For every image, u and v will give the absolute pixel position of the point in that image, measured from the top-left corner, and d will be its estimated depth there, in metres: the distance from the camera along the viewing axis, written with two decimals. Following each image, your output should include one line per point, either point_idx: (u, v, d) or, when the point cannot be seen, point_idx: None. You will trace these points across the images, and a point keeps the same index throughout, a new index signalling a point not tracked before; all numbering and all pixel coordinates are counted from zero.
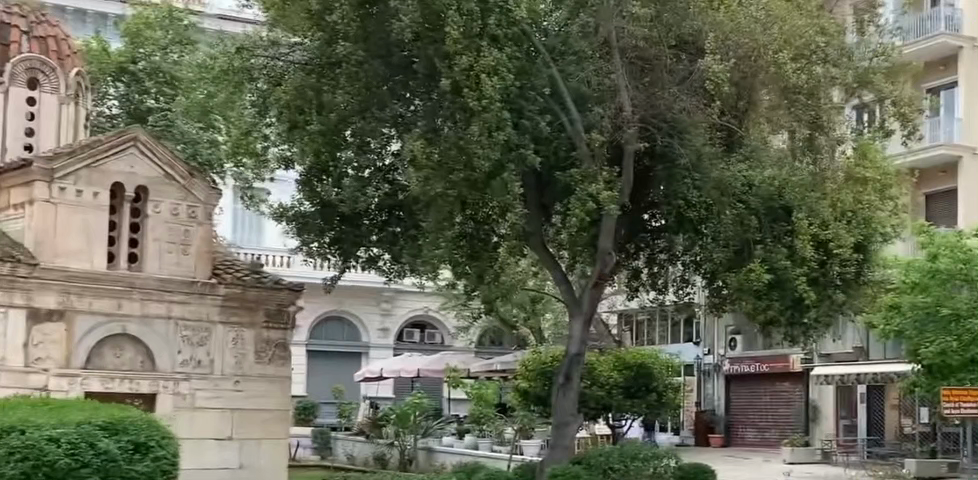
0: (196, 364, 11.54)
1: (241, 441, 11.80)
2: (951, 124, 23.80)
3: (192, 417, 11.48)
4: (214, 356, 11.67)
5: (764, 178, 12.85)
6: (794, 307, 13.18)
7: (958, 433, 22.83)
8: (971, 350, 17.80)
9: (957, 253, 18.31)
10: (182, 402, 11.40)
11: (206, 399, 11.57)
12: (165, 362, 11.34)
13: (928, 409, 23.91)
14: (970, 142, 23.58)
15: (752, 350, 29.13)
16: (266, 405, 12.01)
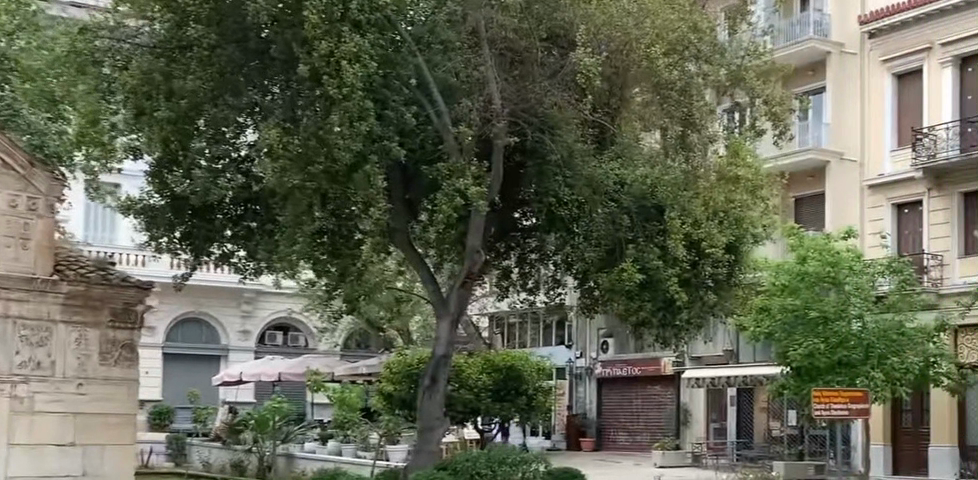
0: (36, 364, 11.60)
1: (84, 446, 11.96)
2: (819, 129, 24.01)
3: (30, 421, 11.57)
4: (55, 358, 11.75)
5: (636, 177, 12.87)
6: (666, 308, 13.29)
7: (826, 435, 23.04)
8: (838, 353, 18.11)
9: (825, 256, 18.50)
10: (20, 406, 11.47)
11: (46, 403, 11.66)
12: (2, 363, 11.35)
13: (796, 411, 24.11)
14: (837, 147, 23.77)
15: (624, 353, 29.05)
16: (109, 408, 12.18)
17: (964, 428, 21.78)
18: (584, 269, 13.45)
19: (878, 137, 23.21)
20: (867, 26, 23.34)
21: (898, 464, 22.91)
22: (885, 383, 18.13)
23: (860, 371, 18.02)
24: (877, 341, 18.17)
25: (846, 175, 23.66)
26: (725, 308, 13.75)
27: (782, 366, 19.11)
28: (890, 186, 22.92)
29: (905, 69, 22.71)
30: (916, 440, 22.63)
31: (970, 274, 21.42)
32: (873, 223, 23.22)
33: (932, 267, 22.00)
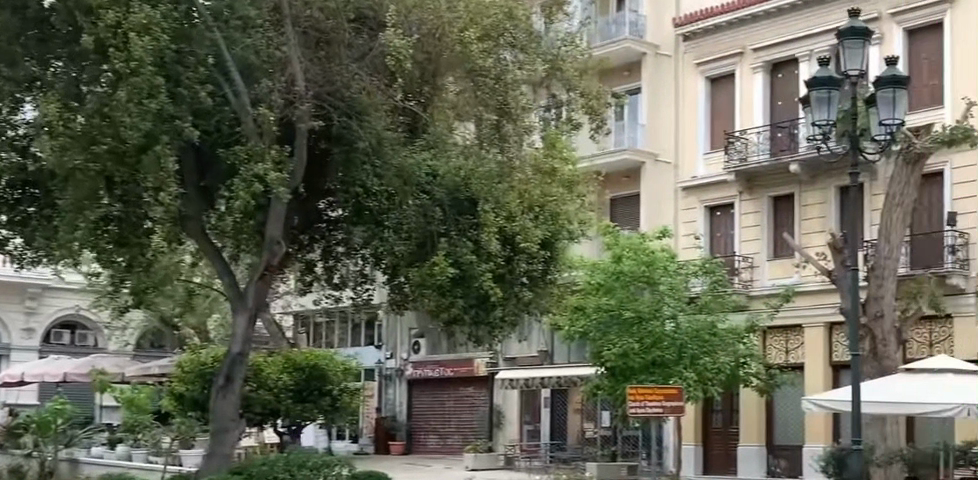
0: None
1: None
2: (635, 131, 24.08)
3: None
4: None
5: (449, 169, 12.83)
6: (479, 305, 13.12)
7: (638, 436, 23.04)
8: (652, 353, 18.03)
9: (640, 255, 18.40)
10: None
11: None
12: None
13: (610, 412, 24.00)
14: (653, 148, 23.88)
15: (435, 354, 28.76)
16: None
17: (772, 427, 22.02)
18: (392, 263, 13.20)
19: (690, 139, 23.28)
20: (681, 29, 23.41)
21: (709, 464, 23.04)
22: (697, 384, 18.10)
23: (673, 371, 17.97)
24: (690, 341, 18.20)
25: (660, 177, 23.72)
26: (541, 305, 13.78)
27: (595, 366, 18.88)
28: (703, 189, 23.04)
29: (718, 73, 22.89)
30: (725, 440, 22.83)
31: (779, 276, 21.74)
32: (686, 225, 23.33)
33: (743, 268, 22.22)
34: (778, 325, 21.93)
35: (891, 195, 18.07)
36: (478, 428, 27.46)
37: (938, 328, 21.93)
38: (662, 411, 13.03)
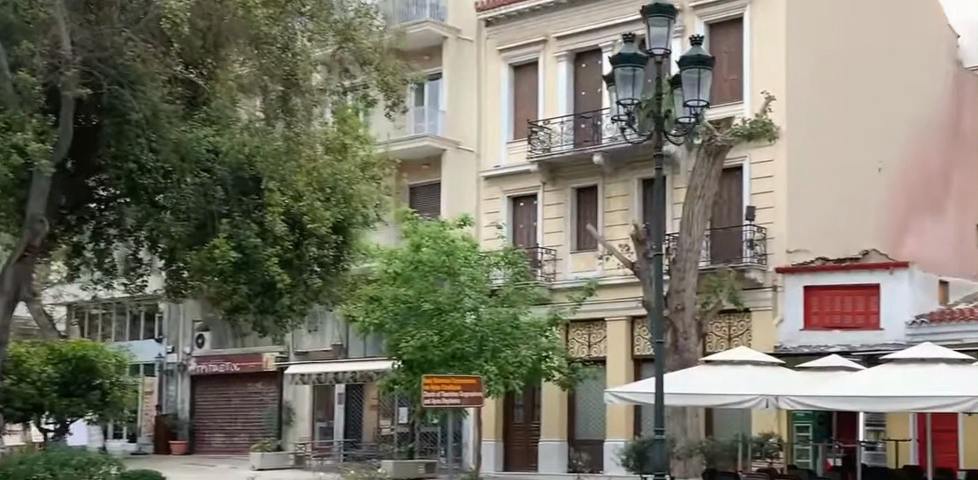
0: None
1: None
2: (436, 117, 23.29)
3: None
4: None
5: (232, 145, 13.19)
6: (264, 293, 13.71)
7: (437, 432, 22.67)
8: (450, 345, 17.50)
9: (440, 244, 17.80)
10: None
11: None
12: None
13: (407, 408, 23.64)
14: (454, 135, 23.18)
15: (222, 349, 27.96)
16: None
17: (574, 421, 21.71)
18: (169, 246, 13.40)
19: (493, 129, 22.78)
20: (484, 13, 22.88)
21: (509, 460, 22.62)
22: (497, 377, 17.61)
23: (473, 364, 17.48)
24: (491, 333, 17.64)
25: (461, 166, 23.06)
26: (332, 293, 14.51)
27: (392, 359, 18.25)
28: (507, 179, 22.56)
29: (522, 60, 22.49)
30: (527, 435, 22.43)
31: (582, 269, 21.49)
32: (488, 215, 22.85)
33: (545, 261, 21.89)
34: (580, 318, 21.66)
35: (694, 186, 18.83)
36: (265, 426, 26.74)
37: (737, 323, 22.58)
38: (458, 402, 12.95)
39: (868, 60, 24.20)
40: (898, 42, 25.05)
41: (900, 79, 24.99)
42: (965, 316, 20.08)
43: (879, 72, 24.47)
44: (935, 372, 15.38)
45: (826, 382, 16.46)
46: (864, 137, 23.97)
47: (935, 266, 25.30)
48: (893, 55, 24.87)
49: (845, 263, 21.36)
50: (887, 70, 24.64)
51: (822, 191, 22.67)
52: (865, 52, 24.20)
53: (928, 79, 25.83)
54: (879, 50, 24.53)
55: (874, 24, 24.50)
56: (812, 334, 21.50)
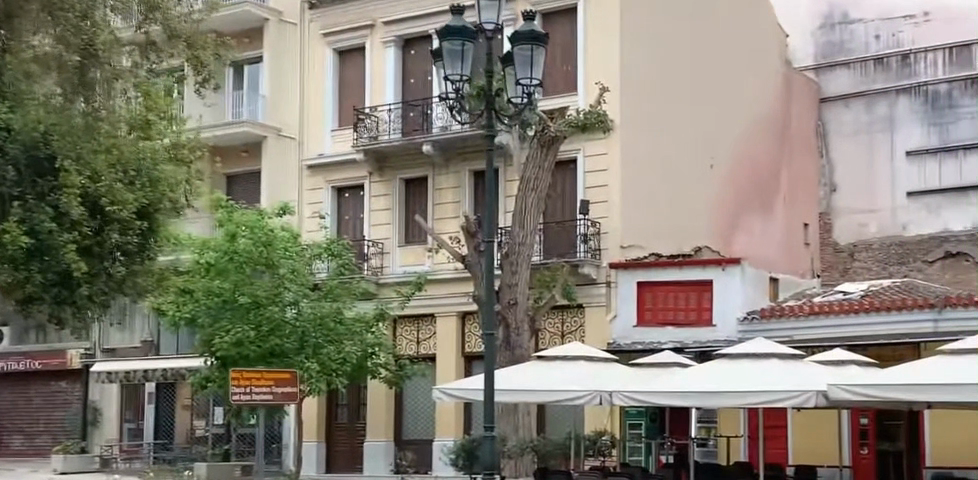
0: None
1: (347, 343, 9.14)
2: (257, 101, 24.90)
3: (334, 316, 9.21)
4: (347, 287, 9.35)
5: (28, 121, 13.94)
6: (62, 283, 14.68)
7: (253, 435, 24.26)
8: (268, 341, 19.32)
9: (257, 235, 19.60)
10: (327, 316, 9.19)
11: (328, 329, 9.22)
12: None
13: (221, 410, 25.28)
14: (276, 121, 24.76)
15: (21, 345, 28.61)
16: None
17: (402, 419, 23.32)
18: None
19: (317, 117, 24.44)
20: None
21: (332, 461, 24.16)
22: (320, 375, 19.38)
23: (294, 360, 19.35)
24: (313, 329, 19.56)
25: (282, 150, 24.72)
26: (136, 285, 15.33)
27: (206, 357, 20.08)
28: (328, 169, 24.25)
29: (347, 46, 24.30)
30: (351, 434, 24.00)
31: (411, 262, 23.07)
32: (311, 205, 24.48)
33: (373, 254, 23.46)
34: (409, 315, 23.24)
35: (526, 177, 19.58)
36: (69, 428, 27.58)
37: (570, 320, 23.40)
38: (273, 396, 16.23)
39: (705, 57, 24.67)
40: (735, 43, 25.58)
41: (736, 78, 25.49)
42: (791, 313, 22.09)
43: (717, 70, 24.95)
44: (765, 367, 16.85)
45: (654, 378, 17.91)
46: (695, 133, 24.45)
47: (769, 264, 25.62)
48: (732, 55, 25.40)
49: (678, 260, 22.62)
50: (725, 69, 25.13)
51: (642, 183, 23.23)
52: (702, 50, 24.71)
53: (768, 79, 26.32)
54: (718, 49, 25.03)
55: (713, 23, 25.05)
56: (646, 331, 22.65)
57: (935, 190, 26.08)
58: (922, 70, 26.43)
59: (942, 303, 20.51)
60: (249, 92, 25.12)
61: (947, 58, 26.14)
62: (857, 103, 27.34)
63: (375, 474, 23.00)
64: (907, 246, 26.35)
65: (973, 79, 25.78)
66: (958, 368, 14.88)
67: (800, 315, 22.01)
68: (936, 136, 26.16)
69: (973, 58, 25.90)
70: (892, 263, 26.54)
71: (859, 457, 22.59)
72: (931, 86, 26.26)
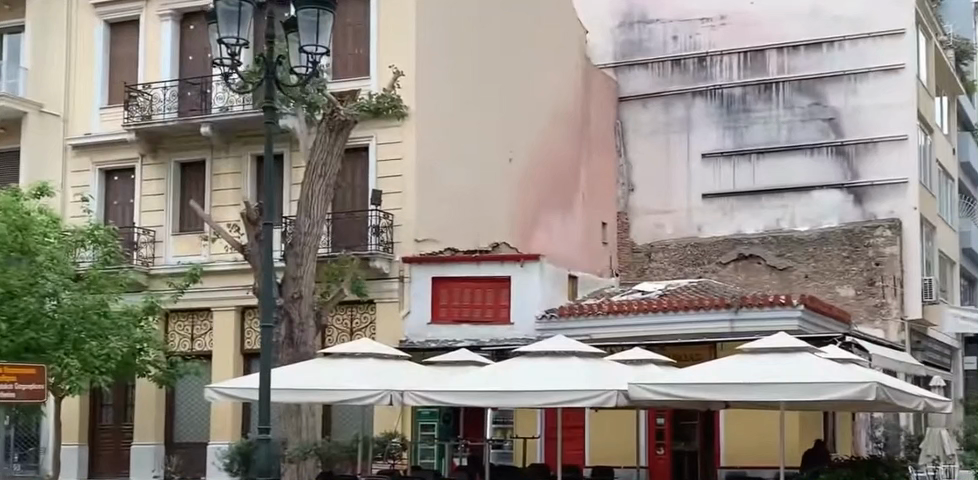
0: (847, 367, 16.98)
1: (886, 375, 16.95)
2: (18, 74, 27.88)
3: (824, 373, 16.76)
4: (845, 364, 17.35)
5: None
6: None
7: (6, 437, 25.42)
8: (23, 334, 19.44)
9: (12, 219, 20.09)
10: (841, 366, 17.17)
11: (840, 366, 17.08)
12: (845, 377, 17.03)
13: None
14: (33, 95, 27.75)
15: None
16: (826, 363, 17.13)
17: (173, 417, 26.31)
18: None
19: (82, 103, 27.18)
20: None
21: (94, 463, 26.78)
22: (82, 371, 19.94)
23: (51, 356, 19.68)
24: (73, 322, 20.10)
25: (45, 127, 27.25)
26: None
27: None
28: (95, 151, 26.99)
29: (115, 22, 27.19)
30: (116, 436, 26.75)
31: (184, 251, 26.04)
32: (76, 187, 27.15)
33: (143, 243, 26.24)
34: (183, 311, 26.05)
35: (312, 163, 19.68)
36: None
37: (358, 316, 25.15)
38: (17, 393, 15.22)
39: (504, 60, 26.55)
40: (537, 47, 27.59)
41: (531, 79, 27.36)
42: (591, 311, 24.90)
43: (514, 73, 26.83)
44: (570, 364, 18.61)
45: (443, 375, 19.21)
46: (494, 130, 26.25)
47: (561, 257, 27.77)
48: (528, 59, 27.38)
49: (475, 257, 24.69)
50: (521, 72, 27.02)
51: (444, 174, 25.01)
52: (499, 53, 26.60)
53: (560, 82, 28.32)
54: (514, 51, 26.89)
55: (520, 26, 27.12)
56: (440, 327, 24.66)
57: (729, 192, 33.56)
58: (717, 72, 33.80)
59: (739, 303, 23.67)
60: (9, 65, 28.18)
61: (742, 62, 33.59)
62: (654, 103, 34.46)
63: (143, 472, 25.76)
64: (701, 248, 33.60)
65: (765, 85, 33.33)
66: (756, 384, 16.69)
67: (598, 314, 24.91)
68: (730, 139, 33.60)
69: (765, 64, 33.39)
70: (688, 264, 33.72)
71: (656, 457, 25.60)
72: (726, 91, 33.68)
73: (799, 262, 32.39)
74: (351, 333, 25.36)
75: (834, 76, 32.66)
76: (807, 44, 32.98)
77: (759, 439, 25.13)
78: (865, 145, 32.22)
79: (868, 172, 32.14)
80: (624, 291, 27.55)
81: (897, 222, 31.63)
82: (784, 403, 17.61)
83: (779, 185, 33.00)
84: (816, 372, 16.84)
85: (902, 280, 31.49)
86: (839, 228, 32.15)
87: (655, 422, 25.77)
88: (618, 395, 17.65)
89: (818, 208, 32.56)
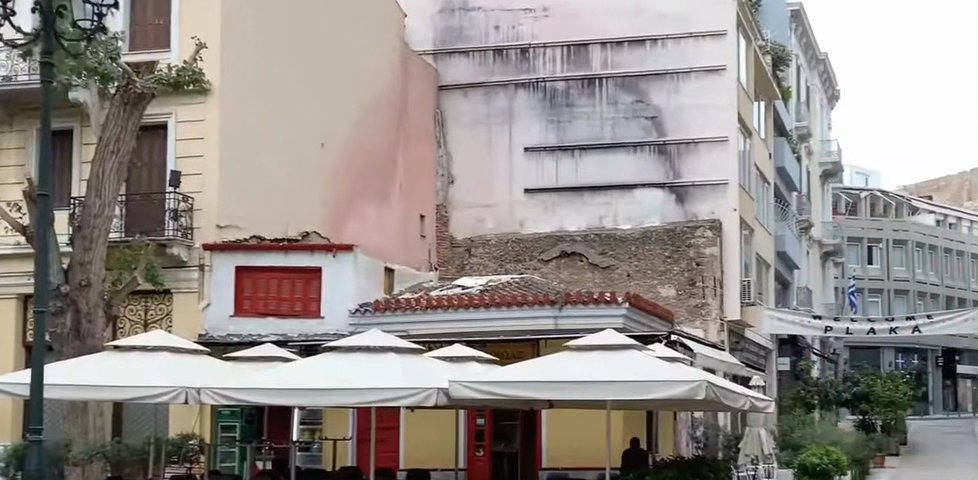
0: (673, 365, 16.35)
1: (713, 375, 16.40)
2: None
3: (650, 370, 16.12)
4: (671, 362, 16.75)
5: None
6: None
7: None
8: None
9: None
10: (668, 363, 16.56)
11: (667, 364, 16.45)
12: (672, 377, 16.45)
13: None
14: None
15: None
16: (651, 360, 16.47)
17: None
18: None
19: None
20: None
21: None
22: None
23: None
24: None
25: None
26: None
27: None
28: None
29: None
30: None
31: None
32: None
33: None
34: None
35: (105, 139, 19.15)
36: None
37: (154, 308, 25.01)
38: None
39: (312, 50, 27.66)
40: (348, 39, 28.76)
41: (350, 71, 28.69)
42: (409, 307, 25.15)
43: (329, 63, 28.10)
44: (387, 360, 17.51)
45: (243, 372, 18.04)
46: (307, 115, 27.45)
47: (374, 246, 28.80)
48: (339, 50, 28.47)
49: (282, 247, 25.35)
50: (335, 63, 28.31)
51: (251, 153, 26.06)
52: (309, 43, 27.68)
53: (382, 77, 29.69)
54: (331, 45, 28.20)
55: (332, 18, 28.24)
56: (242, 319, 25.09)
57: (551, 188, 32.88)
58: (540, 65, 33.21)
59: (563, 301, 24.09)
60: None
61: (566, 56, 33.05)
62: (476, 93, 33.60)
63: None
64: (523, 244, 32.79)
65: (588, 80, 32.83)
66: (580, 381, 15.92)
67: (417, 308, 25.13)
68: (553, 133, 32.96)
69: (589, 59, 32.88)
70: (508, 260, 32.85)
71: (474, 459, 24.93)
72: (549, 84, 33.08)
73: (620, 260, 31.84)
74: (146, 325, 25.20)
75: (658, 74, 32.40)
76: (630, 40, 32.63)
77: (580, 437, 24.44)
78: (686, 145, 32.05)
79: (689, 172, 31.98)
80: (445, 286, 27.02)
81: (717, 222, 31.52)
82: (607, 402, 16.88)
83: (601, 182, 32.49)
84: (642, 369, 16.16)
85: (720, 281, 31.42)
86: (660, 226, 31.84)
87: (474, 422, 25.06)
88: (438, 393, 16.68)
89: (640, 207, 32.18)
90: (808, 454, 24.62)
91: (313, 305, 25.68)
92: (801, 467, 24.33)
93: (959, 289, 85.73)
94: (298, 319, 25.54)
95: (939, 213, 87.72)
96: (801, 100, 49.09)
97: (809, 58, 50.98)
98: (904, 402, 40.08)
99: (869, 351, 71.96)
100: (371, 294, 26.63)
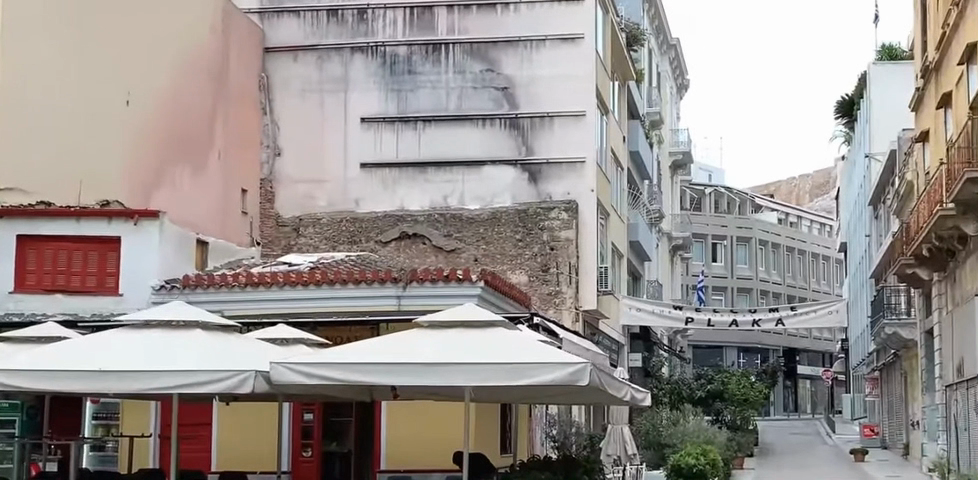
0: (544, 347, 13.30)
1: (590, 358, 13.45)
2: None
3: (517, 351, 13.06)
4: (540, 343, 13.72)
5: None
6: None
7: None
8: None
9: None
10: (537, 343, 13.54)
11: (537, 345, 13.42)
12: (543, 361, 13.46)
13: None
14: None
15: None
16: (517, 340, 13.40)
17: None
18: None
19: None
20: None
21: None
22: None
23: None
24: None
25: None
26: None
27: None
28: None
29: None
30: None
31: None
32: None
33: None
34: None
35: None
36: None
37: None
38: None
39: None
40: None
41: (174, 21, 25.18)
42: (225, 284, 21.63)
43: (147, 10, 24.84)
44: (194, 338, 14.13)
45: (17, 353, 14.53)
46: (107, 66, 24.18)
47: (186, 221, 24.98)
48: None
49: (74, 212, 22.13)
50: (155, 10, 24.96)
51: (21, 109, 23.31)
52: None
53: (213, 34, 26.00)
54: None
55: None
56: (26, 295, 21.93)
57: (389, 162, 29.59)
58: (380, 28, 29.92)
59: (408, 279, 21.13)
60: None
61: (409, 18, 29.81)
62: (307, 57, 30.17)
63: None
64: (359, 224, 29.33)
65: (433, 46, 29.72)
66: (432, 372, 12.75)
67: (235, 286, 21.61)
68: (393, 103, 29.71)
69: (434, 23, 29.75)
70: (342, 241, 29.32)
71: (300, 461, 21.61)
72: (389, 49, 29.84)
73: (467, 243, 28.60)
74: None
75: (509, 42, 29.47)
76: (479, 4, 29.57)
77: (423, 436, 21.42)
78: (540, 119, 29.17)
79: (543, 148, 29.09)
80: (268, 263, 23.53)
81: (574, 204, 28.67)
82: (462, 392, 13.77)
83: (445, 158, 29.35)
84: (509, 351, 13.06)
85: (576, 267, 28.52)
86: (510, 207, 28.81)
87: (302, 418, 21.78)
88: (258, 376, 13.47)
89: (488, 185, 29.13)
90: (682, 454, 22.01)
91: (110, 281, 22.35)
92: (675, 468, 21.64)
93: (798, 288, 85.47)
94: (90, 297, 22.15)
95: (781, 211, 87.58)
96: (653, 84, 46.93)
97: (659, 43, 48.88)
98: (759, 401, 38.01)
99: (712, 348, 70.76)
100: (181, 268, 23.45)
